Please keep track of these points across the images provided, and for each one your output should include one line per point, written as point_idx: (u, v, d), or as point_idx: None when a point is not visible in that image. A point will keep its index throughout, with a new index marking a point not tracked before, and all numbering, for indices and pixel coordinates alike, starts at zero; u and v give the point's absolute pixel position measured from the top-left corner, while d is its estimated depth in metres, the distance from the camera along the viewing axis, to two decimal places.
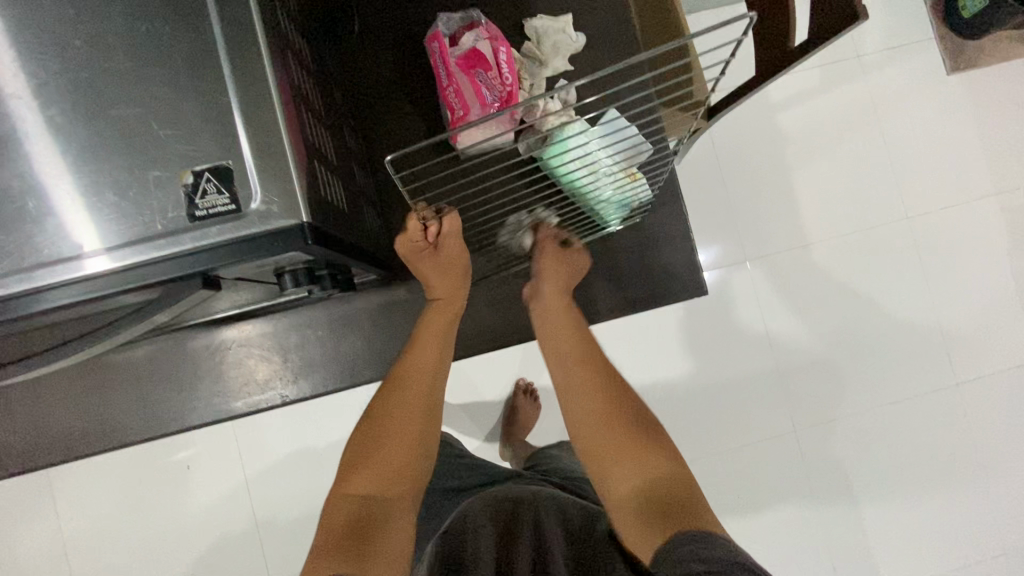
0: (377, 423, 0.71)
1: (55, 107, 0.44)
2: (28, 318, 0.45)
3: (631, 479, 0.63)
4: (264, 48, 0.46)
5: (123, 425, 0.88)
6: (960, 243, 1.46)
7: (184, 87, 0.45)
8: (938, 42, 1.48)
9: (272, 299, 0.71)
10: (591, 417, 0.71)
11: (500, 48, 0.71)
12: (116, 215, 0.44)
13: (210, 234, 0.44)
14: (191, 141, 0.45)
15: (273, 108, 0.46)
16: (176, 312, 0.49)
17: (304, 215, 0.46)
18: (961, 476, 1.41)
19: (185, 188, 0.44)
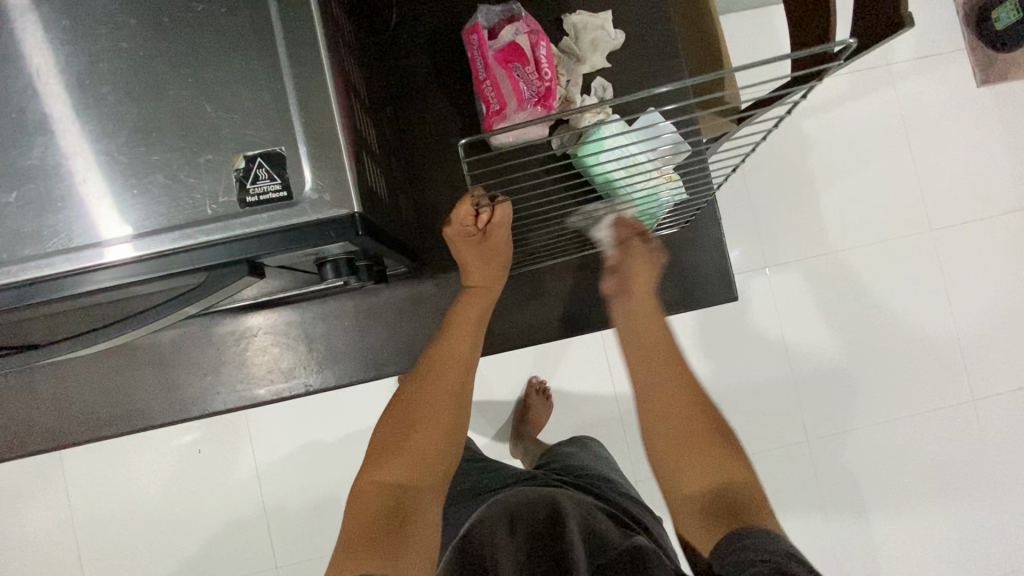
0: (408, 411, 0.71)
1: (108, 86, 0.44)
2: (74, 298, 0.45)
3: (705, 479, 0.65)
4: (320, 34, 0.45)
5: (144, 408, 0.87)
6: (984, 257, 1.44)
7: (238, 70, 0.45)
8: (969, 53, 1.45)
9: (301, 288, 0.70)
10: (677, 419, 0.69)
11: (540, 43, 0.70)
12: (166, 198, 0.44)
13: (260, 221, 0.44)
14: (245, 126, 0.44)
15: (327, 94, 0.45)
16: (217, 297, 0.48)
17: (354, 205, 0.46)
18: (973, 492, 1.39)
19: (236, 174, 0.44)
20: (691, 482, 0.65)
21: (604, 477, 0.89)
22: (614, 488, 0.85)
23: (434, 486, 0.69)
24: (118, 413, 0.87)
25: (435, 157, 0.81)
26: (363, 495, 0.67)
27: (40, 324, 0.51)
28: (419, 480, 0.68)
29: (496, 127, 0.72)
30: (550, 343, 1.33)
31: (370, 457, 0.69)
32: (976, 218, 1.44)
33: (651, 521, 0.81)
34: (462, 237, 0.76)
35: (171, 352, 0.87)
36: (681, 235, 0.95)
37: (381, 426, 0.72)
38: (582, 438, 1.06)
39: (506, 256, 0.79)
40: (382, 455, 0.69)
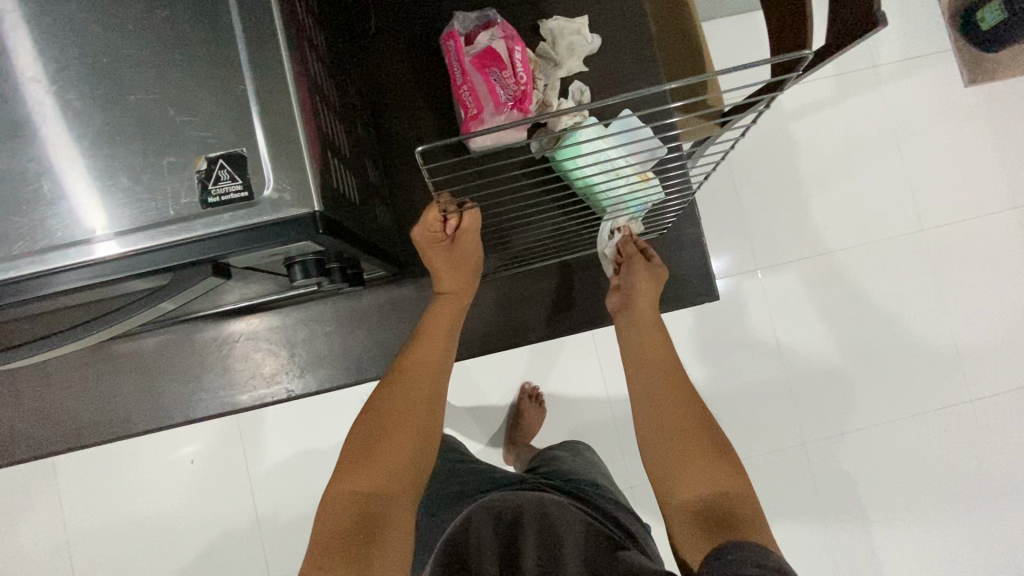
0: (382, 417, 0.71)
1: (73, 91, 0.45)
2: (42, 299, 0.46)
3: (699, 486, 0.64)
4: (281, 38, 0.46)
5: (128, 415, 0.88)
6: (976, 258, 1.43)
7: (201, 75, 0.45)
8: (956, 54, 1.46)
9: (280, 293, 0.71)
10: (672, 435, 0.69)
11: (515, 48, 0.71)
12: (130, 199, 0.44)
13: (221, 221, 0.45)
14: (209, 128, 0.45)
15: (289, 97, 0.46)
16: (185, 298, 0.49)
17: (315, 204, 0.46)
18: (974, 495, 1.37)
19: (198, 175, 0.45)
20: (684, 489, 0.64)
21: (590, 479, 0.89)
22: (598, 490, 0.85)
23: (408, 493, 0.69)
24: (104, 419, 0.88)
25: (413, 162, 0.82)
26: (335, 504, 0.66)
27: (10, 326, 0.51)
28: (393, 486, 0.68)
29: (473, 131, 0.73)
30: (543, 349, 1.33)
31: (342, 466, 0.69)
32: (968, 217, 1.44)
33: (633, 521, 0.81)
34: (429, 238, 0.77)
35: (154, 358, 0.87)
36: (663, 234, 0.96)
37: (354, 434, 0.71)
38: (572, 442, 1.06)
39: (474, 260, 0.82)
40: (355, 464, 0.68)
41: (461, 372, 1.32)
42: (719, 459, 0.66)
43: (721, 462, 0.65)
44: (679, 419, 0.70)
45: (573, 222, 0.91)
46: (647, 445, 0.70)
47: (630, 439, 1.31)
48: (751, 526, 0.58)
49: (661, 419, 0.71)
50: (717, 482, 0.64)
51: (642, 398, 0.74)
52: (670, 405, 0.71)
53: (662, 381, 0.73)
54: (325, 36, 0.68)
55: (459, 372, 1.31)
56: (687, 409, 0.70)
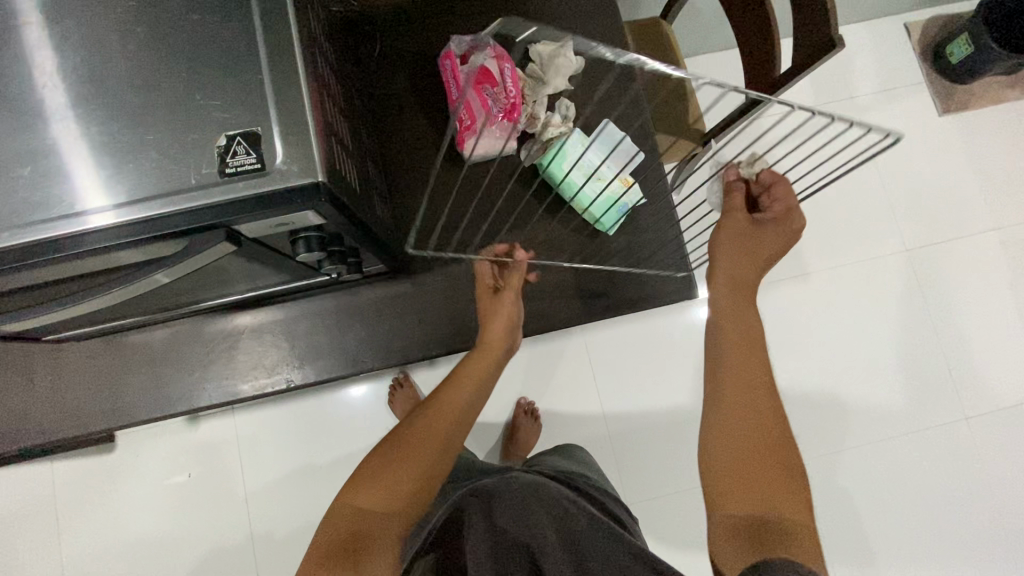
0: (394, 448, 0.69)
1: (116, 83, 0.51)
2: (83, 255, 0.50)
3: (753, 499, 0.56)
4: (293, 32, 0.53)
5: (121, 408, 0.82)
6: (963, 277, 1.47)
7: (228, 70, 0.52)
8: (928, 86, 1.55)
9: (281, 285, 0.74)
10: (732, 445, 0.60)
11: (506, 65, 0.78)
12: (160, 171, 0.50)
13: (236, 188, 0.50)
14: (228, 109, 0.51)
15: (301, 87, 0.52)
16: (208, 257, 0.54)
17: (320, 174, 0.51)
18: (978, 516, 1.35)
19: (218, 149, 0.50)
20: (734, 500, 0.56)
21: (588, 482, 0.86)
22: (592, 494, 0.82)
23: (400, 518, 0.64)
24: (66, 419, 0.80)
25: (410, 168, 0.87)
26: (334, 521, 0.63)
27: (51, 288, 0.57)
28: (390, 515, 0.64)
29: (467, 141, 0.81)
30: (538, 364, 1.35)
31: (353, 480, 0.67)
32: (951, 238, 1.49)
33: (622, 513, 0.81)
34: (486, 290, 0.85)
35: (135, 353, 0.82)
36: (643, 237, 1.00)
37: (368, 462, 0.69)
38: (566, 447, 1.07)
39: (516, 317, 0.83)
40: (364, 478, 0.66)
41: None
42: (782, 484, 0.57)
43: (783, 483, 0.57)
44: (734, 434, 0.61)
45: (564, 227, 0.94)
46: (710, 448, 0.61)
47: (625, 453, 1.32)
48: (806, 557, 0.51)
49: (718, 431, 0.61)
50: (775, 504, 0.55)
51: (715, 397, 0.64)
52: (736, 405, 0.62)
53: (740, 389, 0.63)
54: (335, 51, 0.75)
55: None
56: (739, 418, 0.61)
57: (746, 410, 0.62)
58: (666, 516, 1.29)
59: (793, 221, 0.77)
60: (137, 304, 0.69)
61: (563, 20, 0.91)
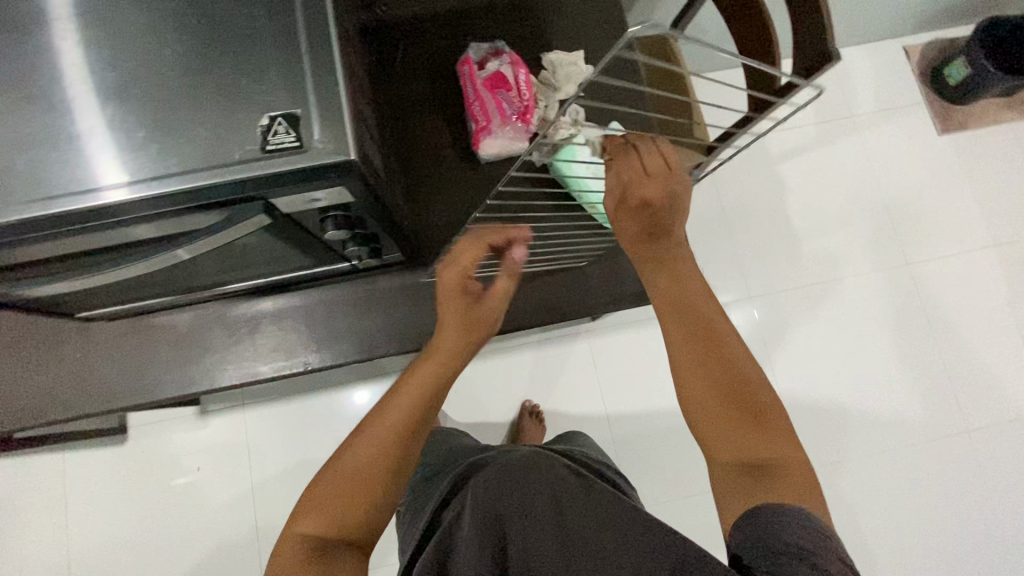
0: (351, 463, 0.57)
1: (139, 49, 0.48)
2: (116, 226, 0.49)
3: (740, 445, 0.57)
4: (330, 11, 0.50)
5: (142, 388, 0.84)
6: (962, 293, 1.49)
7: (258, 39, 0.49)
8: (927, 107, 1.60)
9: (304, 270, 0.77)
10: (708, 394, 0.59)
11: (519, 71, 0.83)
12: (195, 145, 0.47)
13: (273, 165, 0.47)
14: (267, 85, 0.48)
15: (335, 63, 0.49)
16: (241, 231, 0.52)
17: (352, 152, 0.47)
18: (977, 528, 1.36)
19: (260, 128, 0.47)
20: (723, 449, 0.58)
21: (590, 457, 0.90)
22: (595, 466, 0.85)
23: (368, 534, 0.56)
24: (92, 393, 0.83)
25: (432, 165, 0.86)
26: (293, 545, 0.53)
27: (77, 262, 0.54)
28: (355, 531, 0.55)
29: (483, 142, 0.83)
30: (544, 367, 1.37)
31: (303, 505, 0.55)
32: (951, 253, 1.52)
33: (621, 482, 0.83)
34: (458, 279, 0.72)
35: (160, 333, 0.84)
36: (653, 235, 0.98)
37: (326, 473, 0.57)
38: (568, 434, 1.08)
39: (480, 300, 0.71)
40: (317, 502, 0.55)
41: (463, 387, 1.36)
42: (760, 425, 0.58)
43: (763, 424, 0.58)
44: (711, 396, 0.59)
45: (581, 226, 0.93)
46: (690, 397, 0.60)
47: (628, 457, 1.33)
48: (789, 494, 0.54)
49: (691, 383, 0.60)
50: (762, 447, 0.57)
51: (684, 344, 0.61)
52: (707, 350, 0.60)
53: (709, 335, 0.61)
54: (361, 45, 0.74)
55: (462, 386, 1.36)
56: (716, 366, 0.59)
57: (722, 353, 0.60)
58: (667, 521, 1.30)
59: (625, 168, 0.62)
60: (169, 282, 0.71)
61: (583, 28, 0.92)
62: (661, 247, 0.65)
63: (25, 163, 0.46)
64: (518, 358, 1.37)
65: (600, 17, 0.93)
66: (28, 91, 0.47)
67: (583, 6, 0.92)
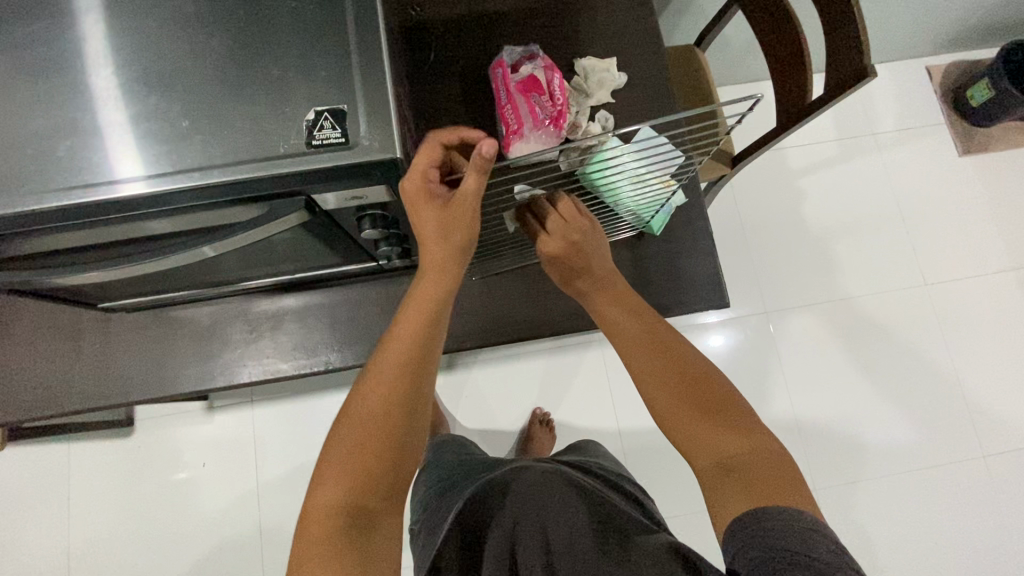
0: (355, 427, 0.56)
1: (182, 38, 0.47)
2: (154, 217, 0.47)
3: (708, 452, 0.57)
4: (378, 6, 0.49)
5: (160, 380, 0.83)
6: (981, 316, 1.48)
7: (302, 32, 0.48)
8: (949, 127, 1.59)
9: (330, 268, 0.76)
10: (670, 404, 0.60)
11: (554, 76, 0.78)
12: (239, 138, 0.46)
13: (319, 161, 0.46)
14: (314, 81, 0.47)
15: (382, 59, 0.48)
16: (279, 227, 0.51)
17: (398, 150, 0.46)
18: (991, 556, 1.34)
19: (305, 123, 0.46)
20: (694, 458, 0.58)
21: (604, 466, 0.87)
22: (611, 477, 0.83)
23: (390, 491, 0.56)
24: (109, 385, 0.82)
25: None
26: (311, 525, 0.53)
27: (107, 252, 0.53)
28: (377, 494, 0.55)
29: (512, 145, 0.78)
30: (556, 376, 1.36)
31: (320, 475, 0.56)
32: (969, 275, 1.50)
33: (642, 497, 0.81)
34: (422, 190, 0.55)
35: (182, 327, 0.83)
36: (681, 244, 0.96)
37: (329, 447, 0.57)
38: (583, 443, 1.06)
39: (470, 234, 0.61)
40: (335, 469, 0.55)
41: (474, 393, 1.34)
42: (717, 423, 0.58)
43: (724, 422, 0.58)
44: (673, 401, 0.60)
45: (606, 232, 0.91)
46: (656, 409, 0.61)
47: (638, 470, 1.31)
48: (760, 495, 0.51)
49: (654, 398, 0.61)
50: (726, 447, 0.56)
51: (644, 359, 0.63)
52: (670, 364, 0.62)
53: (668, 349, 0.63)
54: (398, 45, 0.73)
55: (474, 392, 1.34)
56: (674, 373, 0.61)
57: (680, 364, 0.62)
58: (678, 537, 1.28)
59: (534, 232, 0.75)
60: (194, 276, 0.70)
61: (617, 36, 0.91)
62: (592, 280, 0.73)
63: (66, 150, 0.45)
64: (530, 365, 1.36)
65: (634, 25, 0.92)
66: (71, 78, 0.46)
67: (616, 14, 0.92)
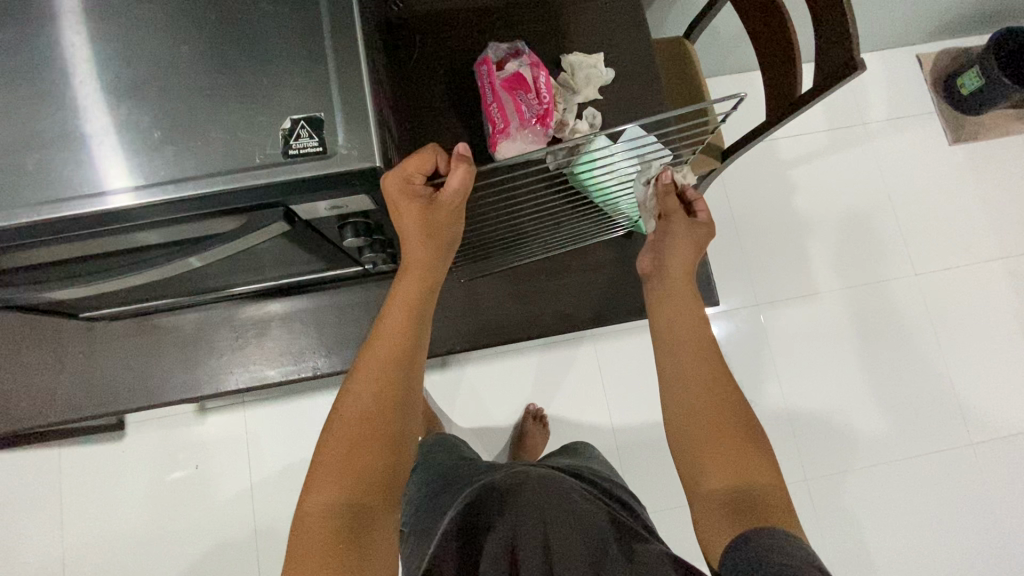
0: (349, 425, 0.56)
1: (152, 46, 0.46)
2: (130, 232, 0.46)
3: (728, 476, 0.58)
4: (356, 11, 0.47)
5: (147, 389, 0.82)
6: (971, 306, 1.49)
7: (278, 39, 0.47)
8: (939, 116, 1.59)
9: (317, 274, 0.75)
10: (692, 418, 0.63)
11: (540, 74, 0.77)
12: (213, 150, 0.45)
13: (297, 172, 0.45)
14: (289, 88, 0.46)
15: (360, 65, 0.46)
16: (260, 239, 0.50)
17: (378, 159, 0.45)
18: (979, 541, 1.36)
19: (282, 132, 0.45)
20: (710, 479, 0.59)
21: (595, 470, 0.87)
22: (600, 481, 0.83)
23: (389, 486, 0.56)
24: (95, 395, 0.81)
25: None
26: (309, 525, 0.52)
27: (82, 267, 0.51)
28: (372, 490, 0.55)
29: (499, 145, 0.77)
30: (548, 372, 1.36)
31: (313, 474, 0.55)
32: (958, 264, 1.51)
33: (631, 501, 0.81)
34: (405, 190, 0.53)
35: (168, 335, 0.82)
36: None
37: (322, 447, 0.56)
38: (576, 445, 1.06)
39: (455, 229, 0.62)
40: (333, 470, 0.55)
41: (467, 390, 1.34)
42: (732, 443, 0.60)
43: (736, 444, 0.60)
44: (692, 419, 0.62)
45: (595, 228, 0.90)
46: (676, 423, 0.64)
47: (631, 463, 1.32)
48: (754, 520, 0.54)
49: (679, 409, 0.64)
50: (748, 473, 0.58)
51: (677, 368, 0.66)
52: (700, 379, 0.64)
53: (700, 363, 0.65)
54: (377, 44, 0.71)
55: (466, 391, 1.34)
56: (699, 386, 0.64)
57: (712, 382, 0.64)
58: (670, 529, 1.29)
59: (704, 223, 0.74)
60: (179, 284, 0.69)
61: (605, 31, 0.90)
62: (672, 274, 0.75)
63: (34, 164, 0.44)
64: (523, 361, 1.36)
65: (621, 19, 0.90)
66: (39, 89, 0.45)
67: (603, 8, 0.90)
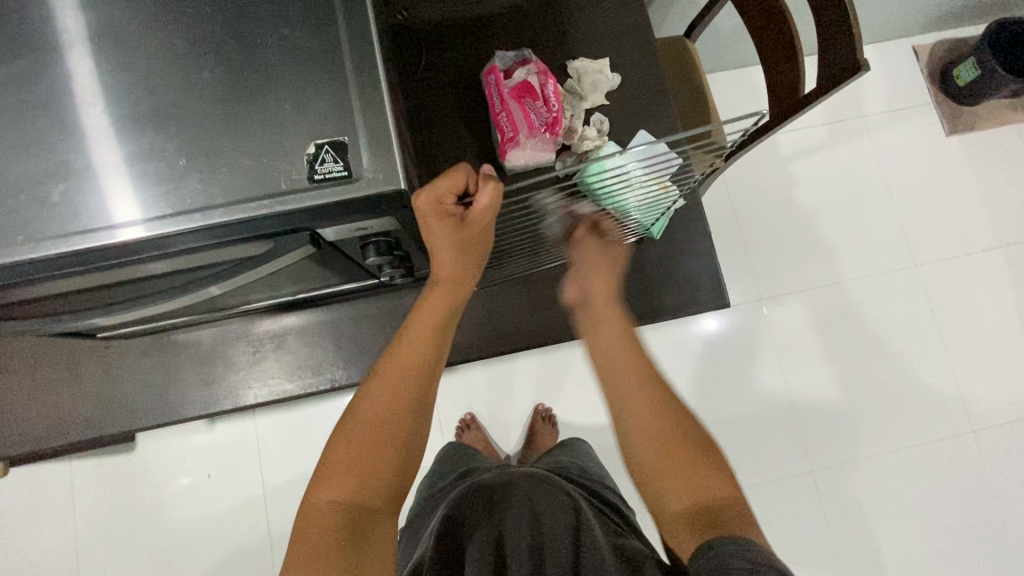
0: (364, 426, 0.57)
1: (174, 74, 0.46)
2: (158, 260, 0.46)
3: (684, 493, 0.56)
4: (377, 33, 0.48)
5: (165, 406, 0.83)
6: (970, 295, 1.51)
7: (299, 63, 0.47)
8: (937, 107, 1.60)
9: (333, 287, 0.76)
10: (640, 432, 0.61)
11: (548, 82, 0.78)
12: (239, 176, 0.45)
13: (323, 197, 0.45)
14: (312, 113, 0.46)
15: (381, 88, 0.47)
16: (284, 263, 0.50)
17: (402, 182, 0.46)
18: (980, 525, 1.39)
19: (306, 157, 0.45)
20: (669, 496, 0.57)
21: (589, 475, 0.89)
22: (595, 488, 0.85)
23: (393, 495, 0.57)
24: (113, 412, 0.82)
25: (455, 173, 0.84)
26: (313, 528, 0.53)
27: (106, 293, 0.51)
28: (373, 496, 0.56)
29: (510, 153, 0.78)
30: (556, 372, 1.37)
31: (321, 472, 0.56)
32: (957, 253, 1.53)
33: (622, 508, 0.83)
34: (437, 209, 0.54)
35: (184, 351, 0.83)
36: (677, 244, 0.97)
37: (334, 445, 0.57)
38: (572, 440, 1.07)
39: (484, 245, 0.62)
40: (342, 472, 0.55)
41: (476, 392, 1.35)
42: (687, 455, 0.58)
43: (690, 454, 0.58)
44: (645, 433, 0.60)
45: None
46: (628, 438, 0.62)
47: None
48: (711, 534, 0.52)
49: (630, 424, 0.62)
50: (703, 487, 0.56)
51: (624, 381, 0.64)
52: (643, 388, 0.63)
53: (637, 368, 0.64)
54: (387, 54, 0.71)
55: (474, 393, 1.35)
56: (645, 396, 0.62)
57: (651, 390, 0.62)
58: None
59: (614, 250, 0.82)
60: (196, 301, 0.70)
61: (610, 36, 0.90)
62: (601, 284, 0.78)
63: (60, 195, 0.44)
64: (530, 362, 1.37)
65: (626, 23, 0.90)
66: (62, 119, 0.45)
67: (607, 12, 0.91)
